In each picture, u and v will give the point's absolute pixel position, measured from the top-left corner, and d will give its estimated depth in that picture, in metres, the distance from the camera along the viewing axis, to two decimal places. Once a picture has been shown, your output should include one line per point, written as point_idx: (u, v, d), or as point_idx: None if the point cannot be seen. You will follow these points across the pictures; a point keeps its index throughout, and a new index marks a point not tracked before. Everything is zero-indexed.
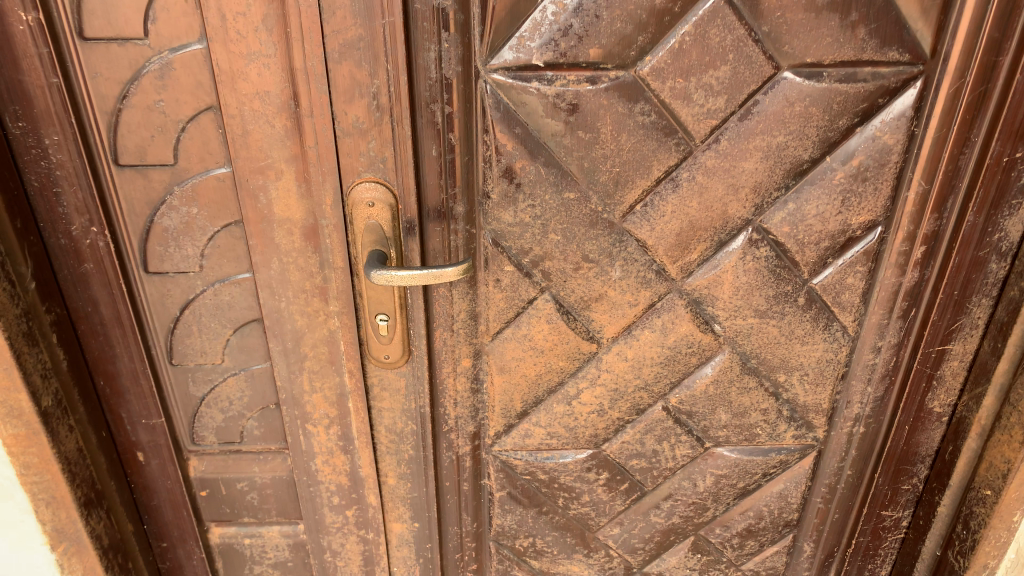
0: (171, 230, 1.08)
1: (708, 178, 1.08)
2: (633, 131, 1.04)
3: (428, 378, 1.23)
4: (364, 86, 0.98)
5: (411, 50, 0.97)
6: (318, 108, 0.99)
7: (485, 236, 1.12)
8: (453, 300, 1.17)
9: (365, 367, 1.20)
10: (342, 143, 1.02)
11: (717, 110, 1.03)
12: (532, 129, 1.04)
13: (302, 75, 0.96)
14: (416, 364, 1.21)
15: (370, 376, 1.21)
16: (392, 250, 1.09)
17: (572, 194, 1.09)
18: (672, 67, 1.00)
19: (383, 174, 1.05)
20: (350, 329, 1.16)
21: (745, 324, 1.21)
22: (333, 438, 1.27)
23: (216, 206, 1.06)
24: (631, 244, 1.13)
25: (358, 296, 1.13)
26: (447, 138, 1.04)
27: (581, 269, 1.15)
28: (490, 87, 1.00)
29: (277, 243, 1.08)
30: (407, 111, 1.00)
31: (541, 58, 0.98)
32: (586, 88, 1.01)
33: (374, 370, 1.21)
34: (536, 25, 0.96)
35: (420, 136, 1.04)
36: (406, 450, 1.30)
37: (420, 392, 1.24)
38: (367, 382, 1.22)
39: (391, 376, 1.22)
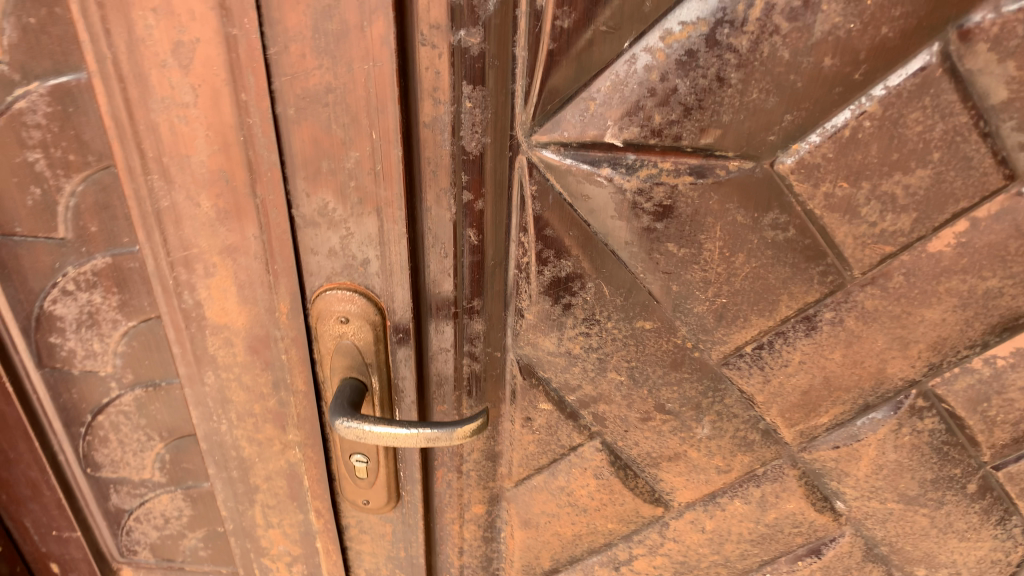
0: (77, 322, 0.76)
1: (862, 325, 0.69)
2: (754, 250, 0.66)
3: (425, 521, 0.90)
4: (334, 158, 0.62)
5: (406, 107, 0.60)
6: (265, 185, 0.64)
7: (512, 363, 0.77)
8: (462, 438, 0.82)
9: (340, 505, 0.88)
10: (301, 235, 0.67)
11: (896, 233, 0.64)
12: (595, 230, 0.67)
13: (239, 137, 0.61)
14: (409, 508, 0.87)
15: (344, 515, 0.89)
16: (376, 382, 0.74)
17: (648, 323, 0.72)
18: (832, 164, 0.61)
19: (364, 279, 0.69)
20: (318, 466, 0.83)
21: (882, 508, 0.84)
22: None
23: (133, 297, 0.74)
24: (732, 393, 0.76)
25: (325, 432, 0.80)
26: (463, 234, 0.68)
27: (650, 420, 0.78)
28: (536, 168, 0.64)
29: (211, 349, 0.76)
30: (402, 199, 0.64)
31: (619, 135, 0.61)
32: (687, 183, 0.63)
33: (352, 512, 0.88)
34: (615, 85, 0.59)
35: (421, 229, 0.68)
36: None
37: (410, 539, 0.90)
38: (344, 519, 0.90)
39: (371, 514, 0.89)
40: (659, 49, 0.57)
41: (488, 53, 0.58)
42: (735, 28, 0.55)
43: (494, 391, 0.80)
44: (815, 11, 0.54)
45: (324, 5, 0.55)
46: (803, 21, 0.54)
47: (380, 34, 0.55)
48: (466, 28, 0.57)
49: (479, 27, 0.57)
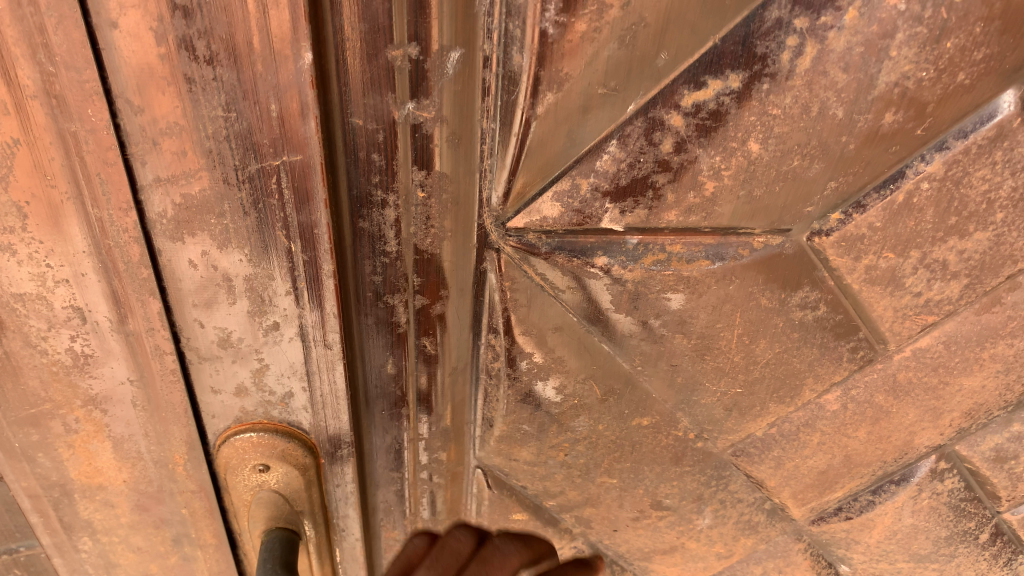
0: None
1: (893, 399, 0.59)
2: (779, 335, 0.54)
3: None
4: (239, 280, 0.45)
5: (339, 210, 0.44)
6: (140, 320, 0.46)
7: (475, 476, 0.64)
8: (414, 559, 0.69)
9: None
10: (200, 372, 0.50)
11: (941, 301, 0.53)
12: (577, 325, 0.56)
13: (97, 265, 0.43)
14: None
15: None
16: (309, 529, 0.58)
17: (646, 420, 0.59)
18: (878, 235, 0.49)
19: (287, 414, 0.53)
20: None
21: (890, 569, 0.74)
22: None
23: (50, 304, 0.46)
24: (737, 479, 0.64)
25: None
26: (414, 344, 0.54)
27: (644, 518, 0.66)
28: (510, 257, 0.49)
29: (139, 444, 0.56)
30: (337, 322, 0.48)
31: (620, 219, 0.47)
32: (703, 268, 0.50)
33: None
34: (616, 159, 0.44)
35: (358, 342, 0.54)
36: None
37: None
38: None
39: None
40: (676, 110, 0.43)
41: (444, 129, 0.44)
42: (777, 83, 0.42)
43: (454, 506, 0.66)
44: (882, 57, 0.41)
45: (209, 83, 0.37)
46: (864, 71, 0.42)
47: (297, 121, 0.39)
48: (417, 100, 0.42)
49: (434, 96, 0.42)
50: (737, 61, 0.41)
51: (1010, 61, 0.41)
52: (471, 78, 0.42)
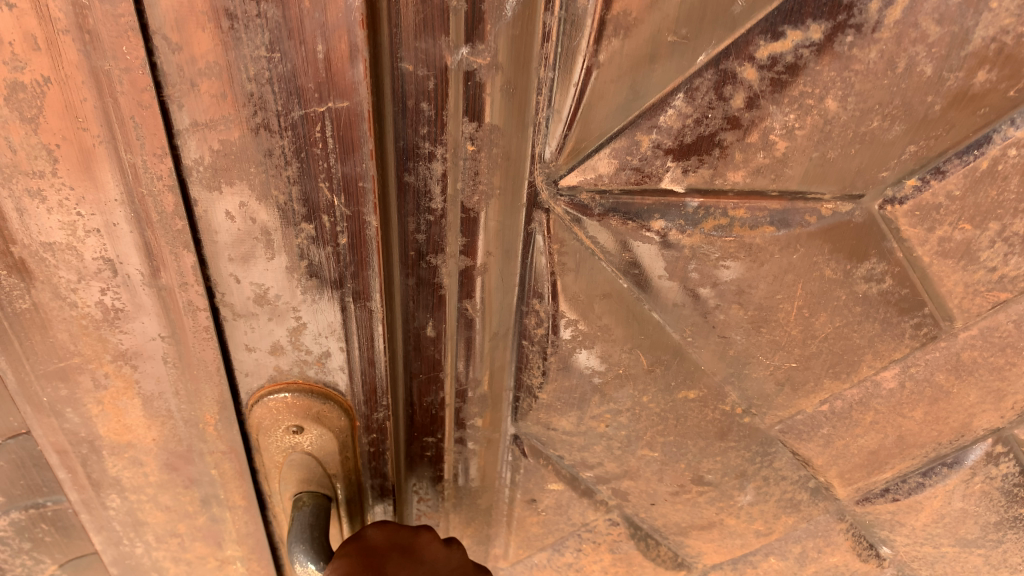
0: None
1: (954, 379, 0.56)
2: (840, 308, 0.51)
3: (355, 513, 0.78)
4: (276, 234, 0.43)
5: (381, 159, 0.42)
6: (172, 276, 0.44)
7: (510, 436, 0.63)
8: (445, 528, 0.68)
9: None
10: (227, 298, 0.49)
11: (1016, 278, 0.49)
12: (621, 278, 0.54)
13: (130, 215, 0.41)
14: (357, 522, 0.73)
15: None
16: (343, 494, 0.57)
17: (693, 393, 0.56)
18: (957, 205, 0.45)
19: (321, 374, 0.51)
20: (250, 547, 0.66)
21: (935, 552, 0.71)
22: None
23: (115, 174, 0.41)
24: (782, 456, 0.62)
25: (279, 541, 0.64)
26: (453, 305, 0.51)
27: (683, 493, 0.64)
28: (561, 217, 0.46)
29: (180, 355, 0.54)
30: (377, 280, 0.45)
31: (682, 179, 0.44)
32: (764, 234, 0.47)
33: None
34: (682, 114, 0.41)
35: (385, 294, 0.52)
36: None
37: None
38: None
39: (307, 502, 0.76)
40: (750, 63, 0.40)
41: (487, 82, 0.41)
42: (862, 35, 0.38)
43: (487, 473, 0.63)
44: (981, 9, 0.37)
45: (253, 21, 0.35)
46: (959, 24, 0.38)
47: (344, 63, 0.36)
48: (472, 45, 0.39)
49: (489, 42, 0.39)
50: (820, 10, 0.38)
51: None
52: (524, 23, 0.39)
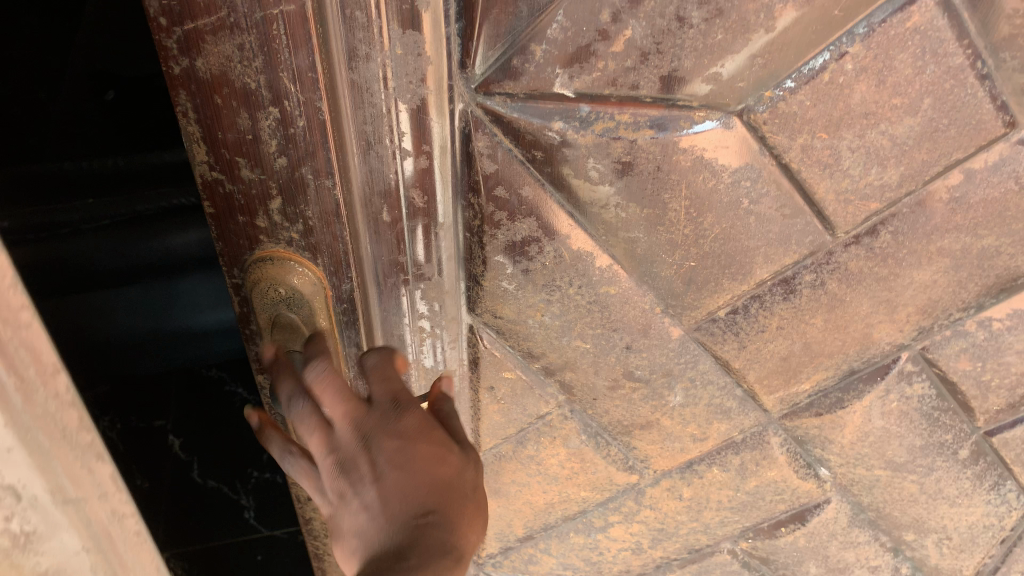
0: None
1: (846, 288, 0.64)
2: (724, 209, 0.60)
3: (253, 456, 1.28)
4: (251, 113, 0.55)
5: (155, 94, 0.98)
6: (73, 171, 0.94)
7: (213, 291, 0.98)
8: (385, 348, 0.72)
9: (173, 415, 1.28)
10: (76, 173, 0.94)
11: (882, 187, 0.57)
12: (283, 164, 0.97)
13: (115, 125, 0.97)
14: (194, 381, 1.30)
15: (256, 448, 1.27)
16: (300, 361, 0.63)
17: (613, 289, 0.66)
18: (810, 113, 0.54)
19: (295, 257, 0.63)
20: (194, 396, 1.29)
21: (868, 475, 0.78)
22: (228, 558, 1.23)
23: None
24: (705, 360, 0.71)
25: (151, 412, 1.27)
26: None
27: (619, 389, 0.73)
28: (480, 121, 0.57)
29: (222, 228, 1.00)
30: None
31: (570, 85, 0.54)
32: (646, 137, 0.56)
33: (139, 478, 1.23)
34: (564, 28, 0.52)
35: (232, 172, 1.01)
36: None
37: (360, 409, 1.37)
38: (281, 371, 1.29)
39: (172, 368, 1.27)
40: None
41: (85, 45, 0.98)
42: None
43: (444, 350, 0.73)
44: None
45: None
46: None
47: None
48: None
49: None
50: None
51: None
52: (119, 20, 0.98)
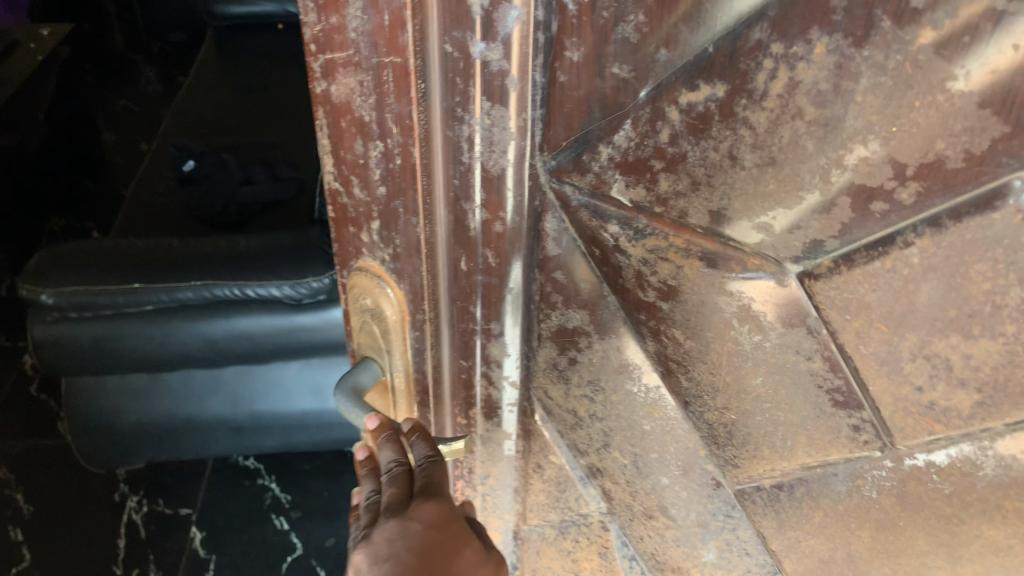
0: (161, 166, 2.18)
1: (902, 512, 0.54)
2: (769, 371, 0.55)
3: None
4: (365, 142, 0.60)
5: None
6: (32, 290, 1.44)
7: (147, 314, 1.50)
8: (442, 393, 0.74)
9: (199, 504, 1.96)
10: (54, 291, 1.43)
11: (949, 411, 0.48)
12: (200, 254, 1.46)
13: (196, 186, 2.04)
14: (222, 477, 2.01)
15: (246, 508, 1.95)
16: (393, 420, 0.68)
17: (657, 412, 0.63)
18: (868, 298, 0.48)
19: (383, 277, 0.68)
20: (190, 479, 2.01)
21: None
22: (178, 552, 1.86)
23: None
24: (746, 528, 0.64)
25: (158, 496, 1.97)
26: (300, 214, 1.94)
27: (653, 520, 0.71)
28: (552, 203, 0.59)
29: (297, 303, 1.51)
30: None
31: (626, 192, 0.54)
32: (697, 267, 0.54)
33: (152, 559, 1.85)
34: (629, 137, 0.52)
35: (272, 293, 1.45)
36: None
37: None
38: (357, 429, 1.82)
39: (186, 380, 1.71)
40: (674, 105, 0.48)
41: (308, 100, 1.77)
42: (753, 101, 0.45)
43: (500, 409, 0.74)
44: (847, 99, 0.42)
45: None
46: (831, 109, 0.43)
47: (398, 30, 0.52)
48: (485, 42, 0.51)
49: (499, 43, 0.51)
50: (723, 72, 0.45)
51: (1013, 139, 0.38)
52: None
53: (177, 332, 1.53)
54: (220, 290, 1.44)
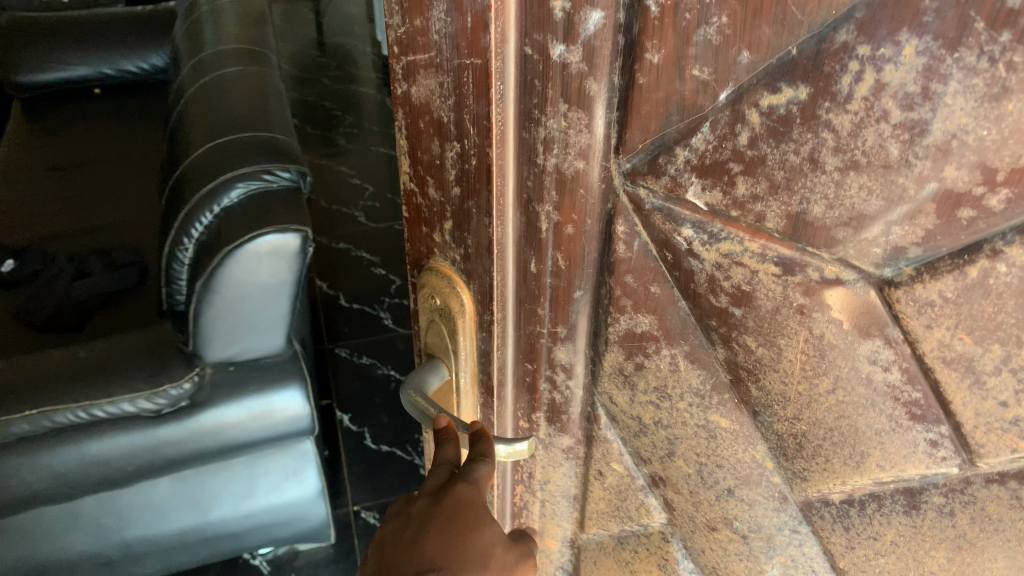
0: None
1: (979, 532, 0.52)
2: (844, 381, 0.53)
3: (325, 473, 2.39)
4: (442, 143, 0.63)
5: (193, 239, 1.53)
6: None
7: None
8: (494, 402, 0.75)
9: None
10: None
11: None
12: (42, 374, 1.53)
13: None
14: None
15: None
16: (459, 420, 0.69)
17: (723, 420, 0.62)
18: (951, 308, 0.46)
19: (449, 276, 0.69)
20: None
21: None
22: None
23: (209, 291, 1.48)
24: (812, 544, 0.63)
25: None
26: (136, 307, 2.02)
27: (715, 532, 0.69)
28: (626, 205, 0.59)
29: (156, 416, 1.62)
30: (260, 382, 1.69)
31: (701, 195, 0.53)
32: (769, 272, 0.53)
33: None
34: (707, 139, 0.51)
35: (125, 408, 1.55)
36: None
37: (321, 524, 2.05)
38: (251, 525, 1.95)
39: (37, 518, 1.74)
40: (755, 108, 0.48)
41: (189, 111, 1.80)
42: (837, 104, 0.45)
43: (563, 412, 0.74)
44: (936, 103, 0.41)
45: None
46: (919, 112, 0.42)
47: (480, 32, 0.54)
48: (567, 45, 0.53)
49: (579, 46, 0.53)
50: (807, 75, 0.45)
51: None
52: (184, 99, 1.90)
53: (25, 466, 1.57)
54: (62, 416, 1.51)
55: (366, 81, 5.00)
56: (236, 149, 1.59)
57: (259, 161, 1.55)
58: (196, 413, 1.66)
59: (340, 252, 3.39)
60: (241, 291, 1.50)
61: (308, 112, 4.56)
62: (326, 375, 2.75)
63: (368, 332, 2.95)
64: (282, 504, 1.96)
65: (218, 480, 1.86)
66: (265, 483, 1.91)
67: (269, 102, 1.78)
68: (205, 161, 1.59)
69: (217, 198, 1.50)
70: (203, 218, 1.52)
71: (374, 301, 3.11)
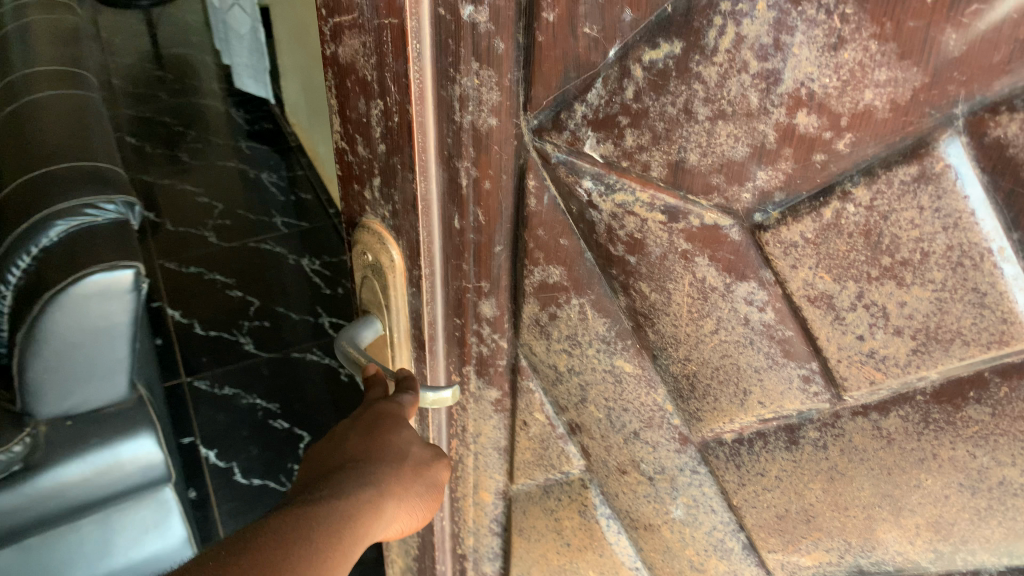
0: None
1: (847, 462, 0.57)
2: (725, 321, 0.58)
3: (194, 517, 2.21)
4: (367, 101, 0.65)
5: (13, 284, 1.47)
6: None
7: None
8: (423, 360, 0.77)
9: None
10: None
11: (887, 359, 0.50)
12: None
13: None
14: None
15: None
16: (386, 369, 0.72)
17: (627, 366, 0.67)
18: (812, 248, 0.50)
19: (379, 235, 0.71)
20: None
21: None
22: None
23: (33, 340, 1.42)
24: (710, 484, 0.68)
25: None
26: None
27: (626, 475, 0.75)
28: (535, 159, 0.62)
29: None
30: (104, 433, 1.60)
31: (597, 148, 0.57)
32: (657, 220, 0.57)
33: None
34: (600, 95, 0.55)
35: None
36: (400, 557, 1.00)
37: None
38: None
39: None
40: (638, 63, 0.52)
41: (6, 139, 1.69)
42: (705, 57, 0.48)
43: (488, 365, 0.78)
44: (786, 54, 0.45)
45: None
46: (772, 63, 0.46)
47: None
48: (474, 6, 0.56)
49: (486, 6, 0.56)
50: (679, 30, 0.49)
51: (933, 88, 0.41)
52: None
53: None
54: None
55: (207, 91, 4.60)
56: (48, 182, 1.54)
57: (77, 197, 1.51)
58: (35, 477, 1.53)
59: (189, 277, 3.10)
60: (66, 339, 1.45)
61: (150, 125, 4.18)
62: (186, 412, 2.52)
63: (227, 360, 2.72)
64: (143, 560, 1.85)
65: (64, 544, 1.73)
66: (122, 542, 1.81)
67: (91, 133, 1.74)
68: (23, 194, 1.52)
69: (36, 238, 1.45)
70: (20, 263, 1.46)
71: (233, 326, 2.87)
